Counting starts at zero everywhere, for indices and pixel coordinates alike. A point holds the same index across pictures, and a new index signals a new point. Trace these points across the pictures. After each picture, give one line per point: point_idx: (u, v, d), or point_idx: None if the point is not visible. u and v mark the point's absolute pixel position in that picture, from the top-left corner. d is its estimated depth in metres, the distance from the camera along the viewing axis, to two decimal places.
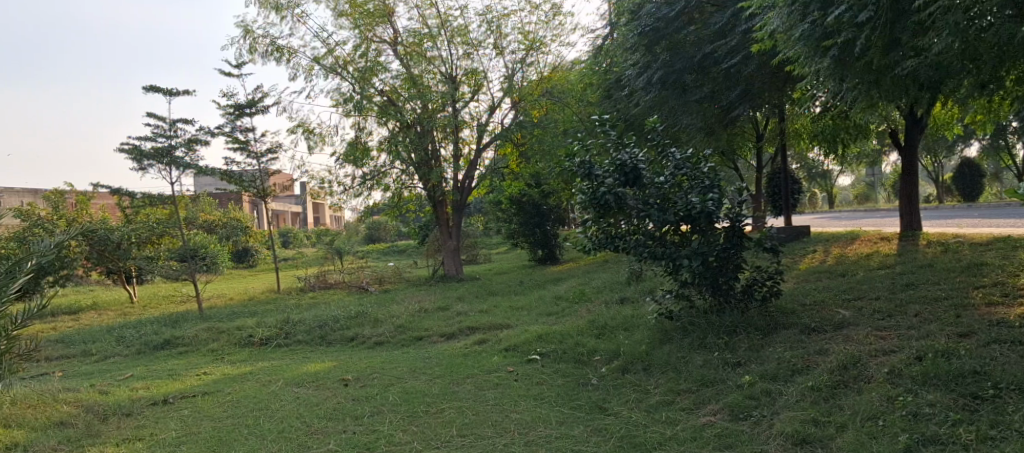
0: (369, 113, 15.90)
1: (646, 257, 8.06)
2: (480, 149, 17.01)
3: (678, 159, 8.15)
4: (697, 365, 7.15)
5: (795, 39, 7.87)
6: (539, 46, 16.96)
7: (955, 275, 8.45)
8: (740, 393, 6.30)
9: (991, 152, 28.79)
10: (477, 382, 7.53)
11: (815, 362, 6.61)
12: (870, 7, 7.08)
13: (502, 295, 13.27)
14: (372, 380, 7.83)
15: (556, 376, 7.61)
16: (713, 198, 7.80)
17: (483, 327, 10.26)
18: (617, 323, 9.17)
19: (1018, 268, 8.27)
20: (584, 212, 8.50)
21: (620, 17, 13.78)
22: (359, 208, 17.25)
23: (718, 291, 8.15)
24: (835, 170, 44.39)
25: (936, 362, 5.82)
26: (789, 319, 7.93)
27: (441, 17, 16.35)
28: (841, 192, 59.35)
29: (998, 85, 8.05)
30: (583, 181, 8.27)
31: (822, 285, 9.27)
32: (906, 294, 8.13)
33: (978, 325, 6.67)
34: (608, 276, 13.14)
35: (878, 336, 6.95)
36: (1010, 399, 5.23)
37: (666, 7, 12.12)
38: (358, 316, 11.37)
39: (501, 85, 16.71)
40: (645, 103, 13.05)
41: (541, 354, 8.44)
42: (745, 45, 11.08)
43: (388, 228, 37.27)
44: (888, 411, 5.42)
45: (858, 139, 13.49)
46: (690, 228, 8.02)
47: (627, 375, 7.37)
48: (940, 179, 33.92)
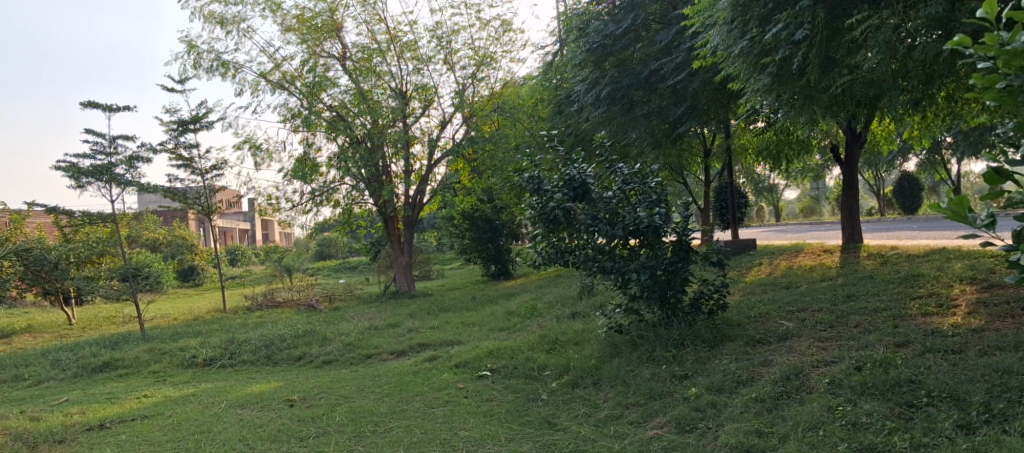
0: (318, 128, 15.80)
1: (596, 271, 8.12)
2: (431, 165, 17.03)
3: (627, 174, 8.22)
4: (646, 378, 7.21)
5: (736, 56, 8.10)
6: (490, 62, 17.08)
7: (894, 286, 8.70)
8: (687, 405, 6.37)
9: (928, 167, 29.78)
10: (426, 400, 7.47)
11: (758, 373, 6.73)
12: (806, 25, 7.31)
13: (454, 311, 13.25)
14: (320, 399, 7.72)
15: (506, 392, 7.60)
16: (660, 212, 7.89)
17: (433, 343, 10.22)
18: (567, 338, 9.21)
19: (952, 278, 8.56)
20: (535, 228, 8.55)
21: (569, 33, 13.99)
22: (309, 225, 17.08)
23: (667, 304, 8.24)
24: (781, 184, 45.43)
25: (874, 372, 5.95)
26: (735, 331, 8.06)
27: (390, 32, 16.38)
28: (789, 205, 60.69)
29: (930, 101, 8.35)
30: (532, 196, 8.33)
31: (766, 298, 9.46)
32: (847, 305, 8.33)
33: (914, 335, 6.86)
34: (559, 291, 13.22)
35: (819, 347, 7.12)
36: (941, 407, 5.32)
37: (613, 25, 12.59)
38: (305, 335, 11.22)
39: (452, 100, 16.77)
40: (595, 118, 13.23)
41: (492, 370, 8.43)
42: (690, 62, 11.34)
43: (339, 243, 36.93)
44: (829, 421, 5.49)
45: (802, 153, 13.87)
46: (638, 242, 8.11)
47: (577, 390, 7.39)
48: (881, 193, 34.95)
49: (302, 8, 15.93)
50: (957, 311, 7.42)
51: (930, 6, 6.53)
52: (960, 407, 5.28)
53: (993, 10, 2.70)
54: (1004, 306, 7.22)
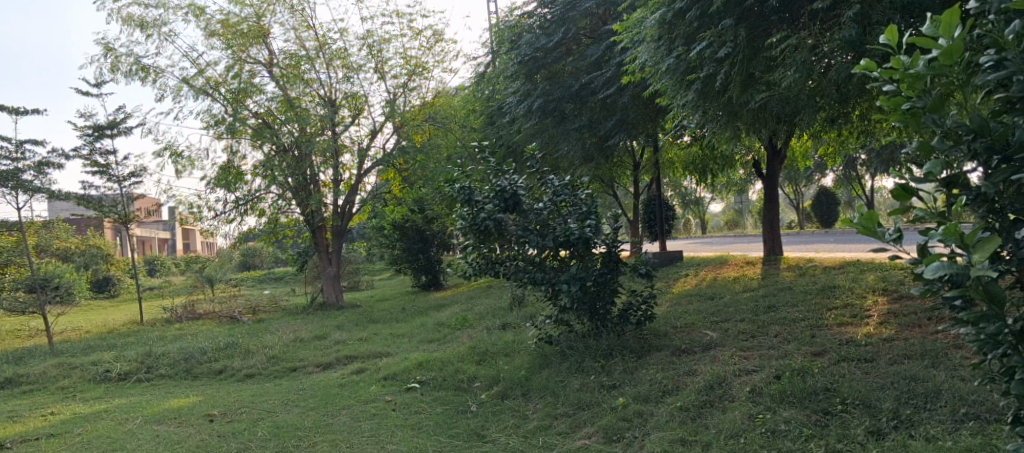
0: (242, 135, 15.41)
1: (526, 282, 8.14)
2: (361, 175, 16.82)
3: (557, 186, 8.27)
4: (574, 388, 7.25)
5: (663, 72, 8.31)
6: (422, 71, 17.03)
7: (812, 297, 9.02)
8: (614, 415, 6.43)
9: (845, 182, 31.07)
10: (353, 413, 7.34)
11: (683, 382, 6.86)
12: (729, 43, 7.56)
13: (383, 322, 13.08)
14: (241, 414, 7.49)
15: (435, 404, 7.52)
16: (591, 224, 7.98)
17: (361, 356, 10.06)
18: (497, 349, 9.20)
19: (866, 290, 8.92)
20: (465, 238, 8.50)
21: (501, 45, 14.11)
22: (232, 234, 16.60)
23: (596, 315, 8.33)
24: (707, 197, 46.68)
25: (792, 380, 6.13)
26: (661, 341, 8.21)
27: (319, 39, 16.15)
28: (715, 218, 62.39)
29: (845, 119, 8.72)
30: (462, 207, 8.25)
31: (692, 308, 9.67)
32: (767, 316, 8.58)
33: (829, 344, 7.13)
34: (490, 302, 13.22)
35: (741, 356, 7.31)
36: (854, 414, 5.51)
37: (544, 38, 12.78)
38: (227, 347, 10.89)
39: (383, 109, 16.60)
40: (526, 130, 13.33)
41: (420, 382, 8.34)
42: (619, 76, 11.58)
43: (264, 253, 36.01)
44: (749, 429, 5.60)
45: (726, 167, 14.30)
46: (568, 254, 8.18)
47: (506, 401, 7.38)
48: (800, 207, 36.34)
49: (227, 13, 15.57)
50: (870, 321, 7.75)
51: (844, 29, 6.84)
52: (871, 414, 5.46)
53: (895, 37, 2.84)
54: (912, 316, 7.56)
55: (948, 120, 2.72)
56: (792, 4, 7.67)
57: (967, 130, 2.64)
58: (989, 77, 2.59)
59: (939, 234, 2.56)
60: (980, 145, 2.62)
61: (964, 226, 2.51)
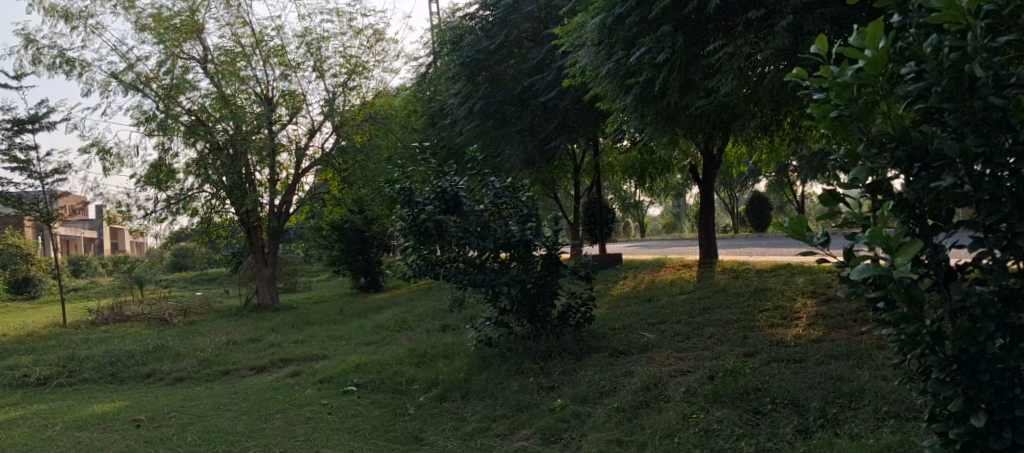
0: (174, 133, 14.97)
1: (466, 284, 8.11)
2: (298, 174, 16.53)
3: (498, 188, 8.27)
4: (514, 390, 7.26)
5: (603, 76, 8.43)
6: (362, 71, 16.85)
7: (744, 300, 9.26)
8: (552, 417, 6.46)
9: (777, 188, 32.01)
10: (287, 417, 7.18)
11: (621, 383, 6.94)
12: (668, 48, 7.71)
13: (319, 325, 12.87)
14: (170, 419, 7.26)
15: (372, 407, 7.42)
16: (531, 227, 8.05)
17: (296, 358, 9.88)
18: (437, 351, 9.16)
19: (796, 293, 9.20)
20: (405, 240, 8.38)
21: (442, 46, 14.06)
22: (164, 234, 16.09)
23: (535, 317, 8.36)
24: (645, 202, 47.47)
25: (725, 381, 6.27)
26: (600, 343, 8.30)
27: (255, 36, 15.82)
28: (653, 222, 63.44)
29: (778, 127, 8.99)
30: (403, 208, 8.16)
31: (630, 310, 9.82)
32: (702, 318, 8.77)
33: (761, 345, 7.32)
34: (429, 304, 13.14)
35: (677, 357, 7.45)
36: (783, 413, 5.66)
37: (486, 41, 12.81)
38: (156, 351, 10.54)
39: (322, 108, 16.36)
40: (467, 132, 13.30)
41: (358, 385, 8.22)
42: (560, 80, 11.69)
43: (196, 254, 35.00)
44: (683, 429, 5.69)
45: (665, 171, 14.57)
46: (509, 256, 8.19)
47: (445, 403, 7.34)
48: (735, 212, 37.27)
49: (159, 6, 15.14)
50: (799, 322, 8.00)
51: (777, 38, 7.03)
52: (799, 413, 5.62)
53: (825, 47, 2.94)
54: (838, 318, 7.83)
55: (872, 128, 2.83)
56: (728, 13, 7.88)
57: (890, 137, 2.75)
58: (910, 87, 2.70)
59: (864, 237, 2.64)
60: (902, 153, 2.72)
61: (888, 229, 2.60)
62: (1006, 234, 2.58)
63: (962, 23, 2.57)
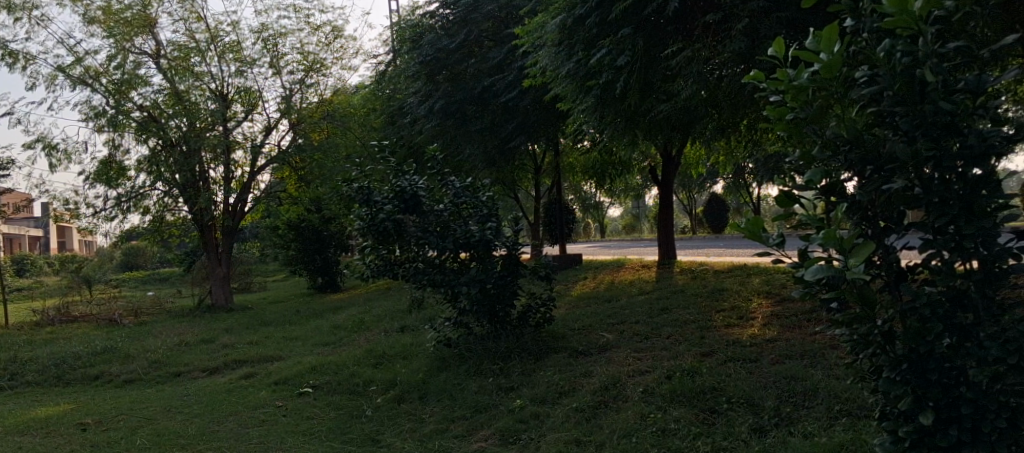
0: (125, 129, 14.60)
1: (425, 284, 8.03)
2: (254, 173, 16.25)
3: (458, 188, 8.22)
4: (473, 391, 7.21)
5: (563, 76, 8.45)
6: (320, 68, 16.63)
7: (702, 300, 9.36)
8: (511, 417, 6.43)
9: (734, 189, 32.51)
10: (241, 420, 7.03)
11: (580, 383, 6.95)
12: (627, 50, 7.75)
13: (275, 325, 12.66)
14: (117, 422, 7.05)
15: (328, 409, 7.31)
16: (491, 227, 8.03)
17: (251, 359, 9.69)
18: (395, 352, 9.07)
19: (751, 293, 9.33)
20: (363, 239, 8.27)
21: (402, 44, 13.96)
22: (113, 232, 15.67)
23: (495, 317, 8.33)
24: (605, 203, 47.83)
25: (682, 380, 6.32)
26: (559, 343, 8.31)
27: (210, 31, 15.50)
28: (613, 222, 63.94)
29: (735, 129, 9.11)
30: (361, 207, 8.06)
31: (589, 311, 9.86)
32: (660, 318, 8.84)
33: (718, 344, 7.41)
34: (388, 304, 13.02)
35: (636, 357, 7.49)
36: (739, 411, 5.73)
37: (446, 40, 12.75)
38: (104, 352, 10.23)
39: (279, 106, 16.11)
40: (427, 131, 13.22)
41: (313, 386, 8.09)
42: (521, 80, 11.68)
43: (148, 253, 34.19)
44: (641, 428, 5.71)
45: (624, 172, 14.68)
46: (469, 256, 8.15)
47: (402, 405, 7.26)
48: (694, 213, 37.73)
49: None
50: (755, 322, 8.12)
51: (734, 42, 7.11)
52: (754, 411, 5.70)
53: (781, 49, 2.97)
54: (793, 318, 7.96)
55: (827, 130, 2.87)
56: (686, 16, 7.96)
57: (843, 140, 2.79)
58: (863, 91, 2.74)
59: (819, 238, 2.66)
60: (855, 156, 2.77)
61: (842, 230, 2.63)
62: (954, 236, 2.61)
63: (913, 28, 2.60)
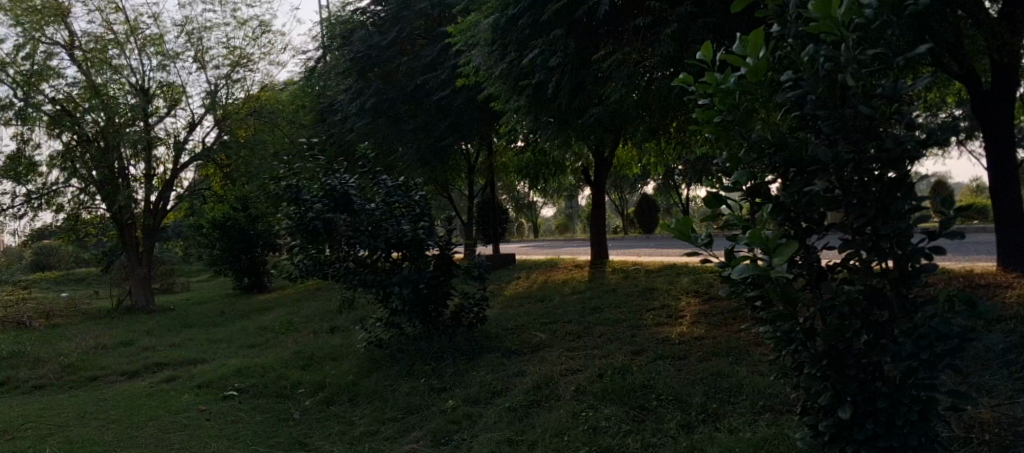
0: (36, 123, 13.87)
1: (356, 284, 7.89)
2: (177, 170, 15.69)
3: (390, 186, 8.10)
4: (404, 392, 7.13)
5: (497, 76, 8.51)
6: (247, 63, 16.18)
7: (633, 299, 9.49)
8: (443, 418, 6.37)
9: (664, 190, 33.14)
10: (162, 425, 6.77)
11: (512, 383, 6.94)
12: (560, 52, 7.79)
13: (199, 327, 12.25)
14: (25, 431, 6.68)
15: (254, 412, 7.10)
16: (425, 226, 7.98)
17: (172, 362, 9.34)
18: (324, 354, 8.89)
19: (680, 292, 9.51)
20: (291, 239, 8.08)
21: (333, 40, 13.72)
22: (23, 231, 14.87)
23: (428, 317, 8.26)
24: (538, 203, 48.12)
25: (614, 379, 6.39)
26: (492, 343, 8.29)
27: (129, 23, 14.89)
28: (546, 222, 64.38)
29: (665, 131, 9.27)
30: (289, 206, 7.85)
31: (522, 310, 9.88)
32: (592, 317, 8.93)
33: (648, 343, 7.52)
34: (318, 305, 12.76)
35: (568, 356, 7.53)
36: (668, 408, 5.82)
37: (378, 37, 12.60)
38: (12, 357, 9.70)
39: (203, 101, 15.58)
40: (358, 129, 13.02)
41: (239, 389, 7.84)
42: (454, 79, 11.64)
43: (62, 253, 32.64)
44: (573, 426, 5.74)
45: (557, 172, 14.80)
46: (401, 255, 8.07)
47: (332, 407, 7.11)
48: (625, 213, 38.32)
49: None
50: (684, 320, 8.28)
51: (662, 46, 7.23)
52: (682, 408, 5.80)
53: (709, 53, 3.01)
54: (720, 316, 8.15)
55: (753, 133, 2.92)
56: (617, 19, 8.05)
57: (768, 143, 2.85)
58: (787, 95, 2.79)
59: (745, 237, 2.73)
60: (780, 159, 2.83)
61: (767, 230, 2.69)
62: (871, 237, 2.71)
63: (835, 34, 2.67)
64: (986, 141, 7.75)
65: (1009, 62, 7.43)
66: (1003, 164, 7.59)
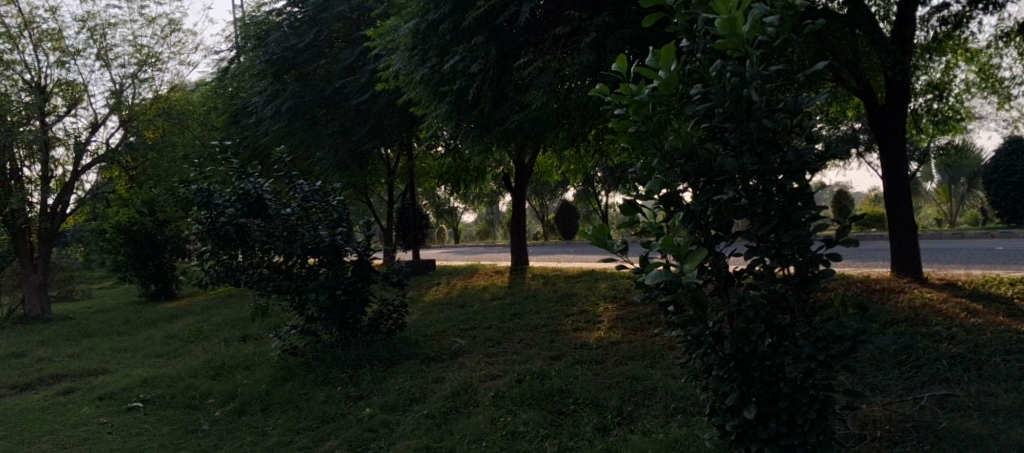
0: None
1: (270, 290, 7.62)
2: (77, 172, 14.92)
3: (307, 191, 7.95)
4: (319, 401, 6.98)
5: (418, 81, 8.48)
6: (155, 62, 15.56)
7: (552, 305, 9.60)
8: (359, 426, 6.28)
9: (584, 197, 33.66)
10: (58, 440, 6.41)
11: (431, 390, 6.90)
12: (480, 59, 7.84)
13: (100, 337, 11.67)
14: None
15: (160, 424, 6.81)
16: (342, 231, 7.79)
17: (70, 374, 8.87)
18: (236, 362, 8.62)
19: (598, 298, 9.67)
20: (202, 244, 7.83)
21: (248, 40, 13.37)
22: None
23: (345, 324, 8.09)
24: (459, 208, 48.06)
25: (532, 384, 6.45)
26: (410, 349, 8.22)
27: (24, 16, 14.09)
28: (467, 227, 64.31)
29: (584, 139, 9.42)
30: (199, 210, 7.61)
31: (442, 316, 9.84)
32: (512, 322, 8.99)
33: (566, 348, 7.63)
34: (231, 312, 12.38)
35: (487, 362, 7.56)
36: (584, 412, 5.91)
37: (294, 38, 12.37)
38: None
39: (106, 100, 14.86)
40: (274, 132, 12.71)
41: (144, 400, 7.51)
42: (373, 83, 11.55)
43: None
44: (491, 432, 5.75)
45: (478, 178, 14.84)
46: (318, 261, 7.86)
47: (243, 417, 6.90)
48: (546, 219, 38.74)
49: None
50: (601, 325, 8.43)
51: (581, 55, 7.35)
52: (599, 411, 5.91)
53: (625, 65, 3.10)
54: (636, 321, 8.34)
55: (666, 144, 3.00)
56: (537, 28, 8.16)
57: (680, 153, 2.94)
58: (697, 108, 2.89)
59: (657, 244, 2.81)
60: (690, 168, 2.92)
61: (677, 237, 2.78)
62: (774, 244, 2.83)
63: (741, 50, 2.80)
64: (882, 162, 8.21)
65: (901, 81, 7.91)
66: (897, 178, 8.05)
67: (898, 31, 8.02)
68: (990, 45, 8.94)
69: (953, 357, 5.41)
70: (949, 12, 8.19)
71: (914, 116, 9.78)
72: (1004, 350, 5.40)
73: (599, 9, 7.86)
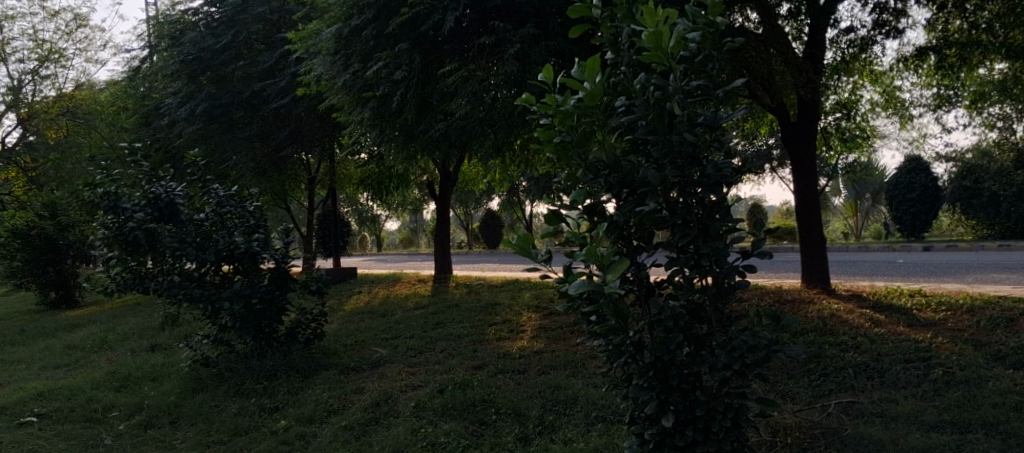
0: None
1: (181, 299, 7.33)
2: None
3: (221, 196, 7.70)
4: (232, 413, 6.72)
5: (339, 87, 8.35)
6: (59, 59, 14.79)
7: (475, 314, 9.56)
8: (274, 439, 6.06)
9: (508, 207, 33.83)
10: None
11: (349, 401, 6.75)
12: (404, 67, 7.78)
13: None
14: None
15: (57, 439, 6.43)
16: (258, 238, 7.58)
17: None
18: (143, 373, 8.22)
19: (522, 307, 9.71)
20: (109, 250, 7.49)
21: (161, 40, 12.87)
22: None
23: (260, 334, 7.79)
24: (382, 217, 47.52)
25: (453, 394, 6.40)
26: (329, 360, 8.02)
27: None
28: (390, 235, 63.57)
29: (508, 148, 9.43)
30: (106, 215, 7.24)
31: (363, 326, 9.66)
32: (434, 332, 8.90)
33: (489, 357, 7.60)
34: (138, 321, 11.84)
35: (408, 372, 7.45)
36: (505, 421, 5.90)
37: (211, 39, 11.98)
38: None
39: (4, 98, 14.15)
40: (188, 135, 12.24)
41: (39, 415, 7.08)
42: (294, 88, 11.31)
43: None
44: (411, 443, 5.64)
45: (402, 186, 14.68)
46: (232, 268, 7.58)
47: (150, 431, 6.57)
48: (470, 228, 38.71)
49: None
50: (524, 334, 8.44)
51: (506, 65, 7.36)
52: (520, 420, 5.90)
53: (551, 75, 3.10)
54: (558, 331, 8.38)
55: (590, 155, 3.02)
56: (462, 38, 8.15)
57: (604, 164, 2.96)
58: (621, 119, 2.91)
59: (580, 254, 2.81)
60: (614, 179, 2.94)
61: (601, 247, 2.79)
62: (694, 255, 2.88)
63: (665, 64, 2.84)
64: (794, 176, 8.53)
65: (812, 99, 8.25)
66: (808, 191, 8.37)
67: (811, 51, 8.35)
68: (892, 68, 9.45)
69: (858, 366, 5.66)
70: (856, 36, 8.62)
71: (824, 134, 10.15)
72: (904, 358, 5.68)
73: (524, 20, 7.90)
